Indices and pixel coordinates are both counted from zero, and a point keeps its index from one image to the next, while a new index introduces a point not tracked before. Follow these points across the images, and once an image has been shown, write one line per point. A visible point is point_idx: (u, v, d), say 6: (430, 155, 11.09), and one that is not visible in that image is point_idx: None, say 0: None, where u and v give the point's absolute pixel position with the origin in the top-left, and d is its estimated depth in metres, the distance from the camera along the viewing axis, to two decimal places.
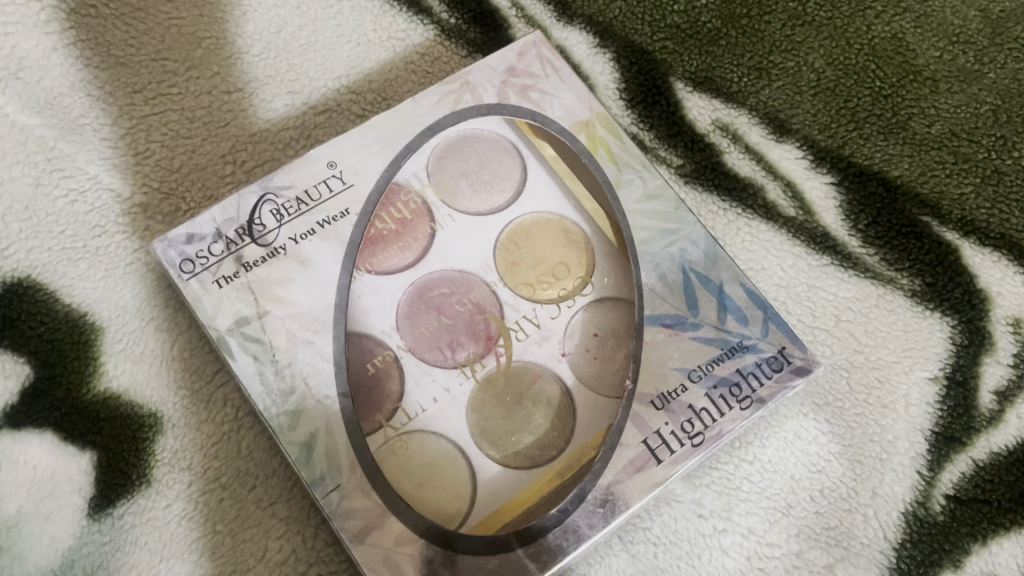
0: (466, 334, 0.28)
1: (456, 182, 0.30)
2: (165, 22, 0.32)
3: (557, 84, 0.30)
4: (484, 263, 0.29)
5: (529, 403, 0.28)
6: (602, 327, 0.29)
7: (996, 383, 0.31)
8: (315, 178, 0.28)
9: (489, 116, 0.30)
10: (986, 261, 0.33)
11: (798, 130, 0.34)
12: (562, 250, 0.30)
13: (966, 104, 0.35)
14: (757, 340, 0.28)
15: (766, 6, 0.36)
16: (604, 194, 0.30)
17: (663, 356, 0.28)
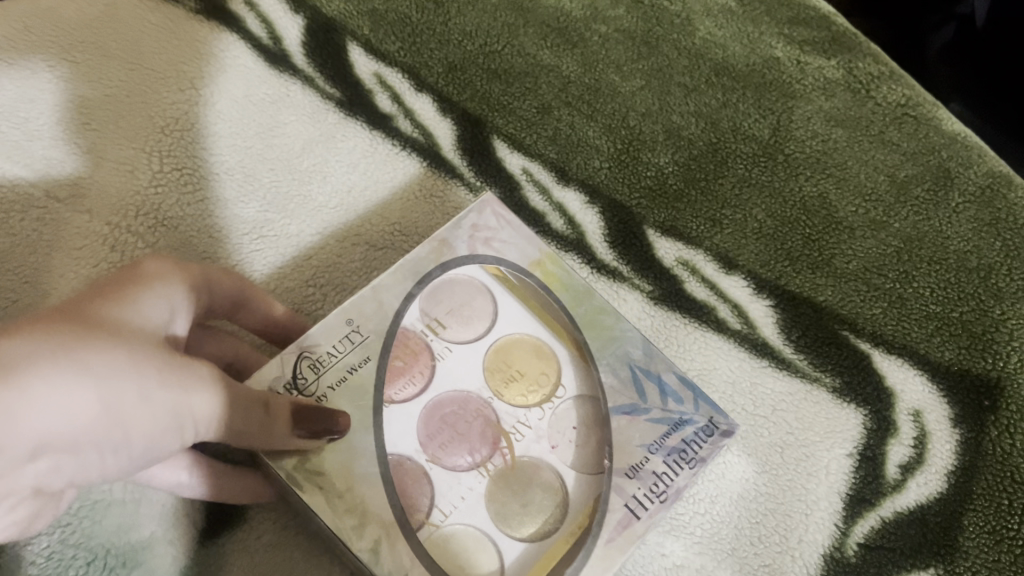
0: (477, 440, 0.36)
1: (446, 319, 0.38)
2: (268, 185, 0.44)
3: (510, 236, 0.39)
4: (480, 383, 0.37)
5: (531, 489, 0.36)
6: (578, 421, 0.38)
7: (900, 459, 0.39)
8: (340, 332, 0.35)
9: (462, 264, 0.39)
10: (893, 365, 0.42)
11: (743, 265, 0.44)
12: (536, 364, 0.38)
13: (876, 246, 0.45)
14: (694, 417, 0.38)
15: (720, 173, 0.47)
16: (564, 315, 0.39)
17: (628, 435, 0.37)
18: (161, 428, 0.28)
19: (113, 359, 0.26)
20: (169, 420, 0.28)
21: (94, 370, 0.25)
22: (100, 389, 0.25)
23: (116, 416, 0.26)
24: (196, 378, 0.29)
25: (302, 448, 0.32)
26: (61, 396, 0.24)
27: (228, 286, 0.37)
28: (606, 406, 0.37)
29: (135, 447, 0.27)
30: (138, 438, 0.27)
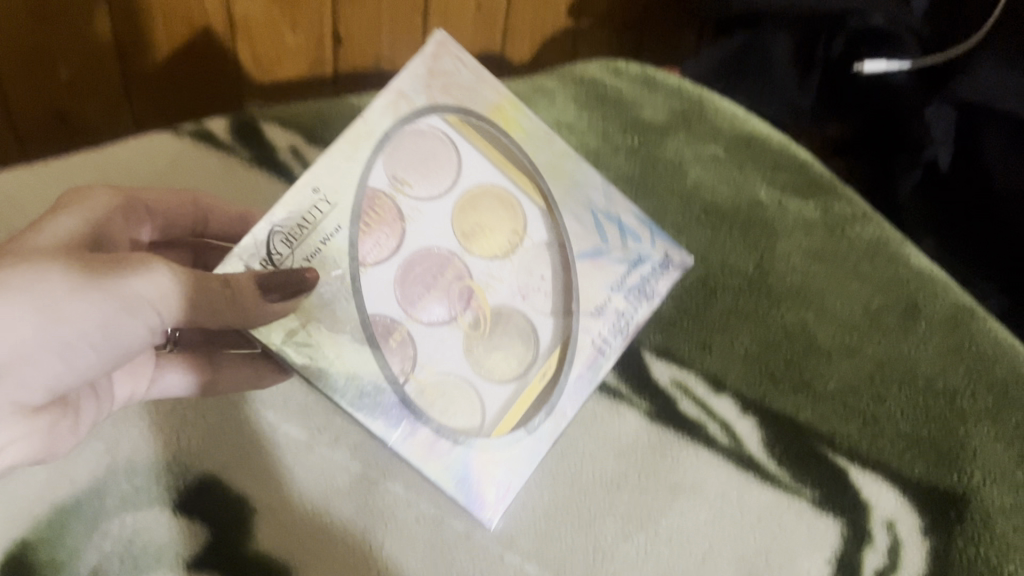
0: (453, 301, 0.43)
1: (410, 176, 0.43)
2: None
3: (466, 80, 0.45)
4: (450, 243, 0.43)
5: (508, 333, 0.45)
6: (545, 272, 0.47)
7: (874, 566, 0.45)
8: (309, 198, 0.39)
9: (421, 114, 0.43)
10: (869, 481, 0.47)
11: (730, 387, 0.50)
12: (497, 213, 0.45)
13: (853, 370, 0.50)
14: (655, 252, 0.50)
15: (709, 304, 0.53)
16: (526, 166, 0.47)
17: (594, 280, 0.48)
18: (104, 319, 0.36)
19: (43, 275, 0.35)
20: (108, 309, 0.36)
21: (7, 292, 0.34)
22: (32, 305, 0.34)
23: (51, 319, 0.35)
24: (138, 280, 0.36)
25: (275, 307, 0.37)
26: None
27: (179, 205, 0.47)
28: (570, 245, 0.48)
29: (75, 332, 0.35)
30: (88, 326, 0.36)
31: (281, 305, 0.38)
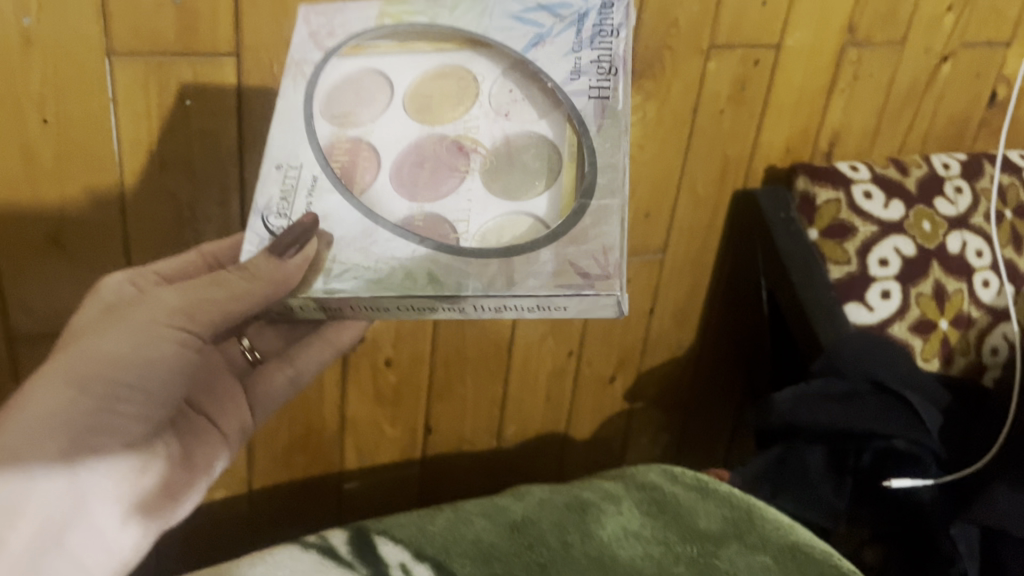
0: (447, 158, 0.51)
1: (352, 109, 0.52)
2: None
3: (337, 23, 0.54)
4: (413, 127, 0.52)
5: (519, 151, 0.52)
6: (512, 88, 0.53)
7: None
8: (276, 174, 0.49)
9: (324, 65, 0.53)
10: None
11: None
12: (443, 80, 0.53)
13: None
14: (590, 3, 0.55)
15: None
16: (428, 33, 0.54)
17: (553, 53, 0.53)
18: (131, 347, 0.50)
19: (83, 348, 0.50)
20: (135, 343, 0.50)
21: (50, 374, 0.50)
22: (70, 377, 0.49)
23: (87, 373, 0.49)
24: (146, 313, 0.51)
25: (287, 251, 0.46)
26: (43, 401, 0.49)
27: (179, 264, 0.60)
28: (513, 53, 0.53)
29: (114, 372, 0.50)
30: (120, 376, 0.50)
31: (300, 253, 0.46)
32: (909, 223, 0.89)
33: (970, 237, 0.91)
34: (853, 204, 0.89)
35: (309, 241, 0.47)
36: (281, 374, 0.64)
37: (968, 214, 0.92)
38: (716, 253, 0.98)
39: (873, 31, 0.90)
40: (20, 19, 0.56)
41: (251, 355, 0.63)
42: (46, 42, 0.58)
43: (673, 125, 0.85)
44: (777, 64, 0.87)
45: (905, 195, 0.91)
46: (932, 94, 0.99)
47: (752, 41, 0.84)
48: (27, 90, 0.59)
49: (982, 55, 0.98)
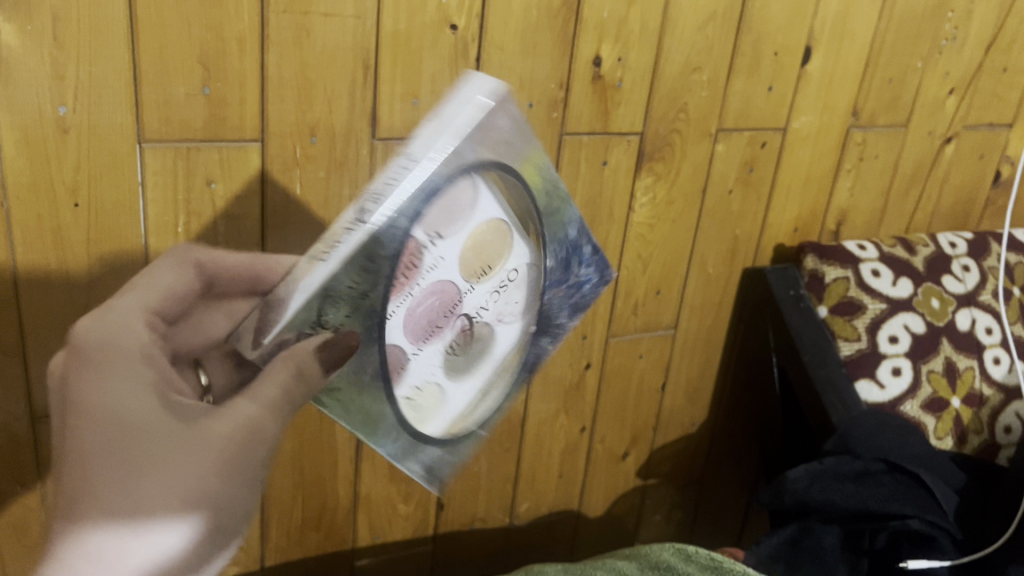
0: (449, 330, 0.54)
1: (438, 211, 0.49)
2: None
3: (504, 135, 0.50)
4: (458, 280, 0.52)
5: (481, 345, 0.57)
6: (521, 298, 0.57)
7: None
8: (359, 266, 0.47)
9: (466, 151, 0.48)
10: None
11: None
12: (500, 245, 0.54)
13: None
14: (588, 270, 0.60)
15: None
16: (517, 196, 0.54)
17: (552, 301, 0.58)
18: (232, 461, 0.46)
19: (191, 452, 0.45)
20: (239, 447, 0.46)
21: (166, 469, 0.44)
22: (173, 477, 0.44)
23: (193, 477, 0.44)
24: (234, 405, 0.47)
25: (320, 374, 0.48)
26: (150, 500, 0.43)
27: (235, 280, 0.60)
28: (538, 274, 0.56)
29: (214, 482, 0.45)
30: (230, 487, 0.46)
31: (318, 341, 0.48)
32: (917, 300, 0.90)
33: (979, 315, 0.92)
34: (861, 282, 0.90)
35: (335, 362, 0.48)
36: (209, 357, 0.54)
37: (975, 292, 0.93)
38: (725, 330, 0.98)
39: (876, 114, 0.93)
40: (57, 107, 0.59)
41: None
42: (81, 129, 0.60)
43: (683, 205, 0.87)
44: (784, 147, 0.90)
45: (913, 273, 0.92)
46: (937, 175, 1.01)
47: (759, 124, 0.87)
48: (61, 175, 0.61)
49: (984, 137, 1.01)
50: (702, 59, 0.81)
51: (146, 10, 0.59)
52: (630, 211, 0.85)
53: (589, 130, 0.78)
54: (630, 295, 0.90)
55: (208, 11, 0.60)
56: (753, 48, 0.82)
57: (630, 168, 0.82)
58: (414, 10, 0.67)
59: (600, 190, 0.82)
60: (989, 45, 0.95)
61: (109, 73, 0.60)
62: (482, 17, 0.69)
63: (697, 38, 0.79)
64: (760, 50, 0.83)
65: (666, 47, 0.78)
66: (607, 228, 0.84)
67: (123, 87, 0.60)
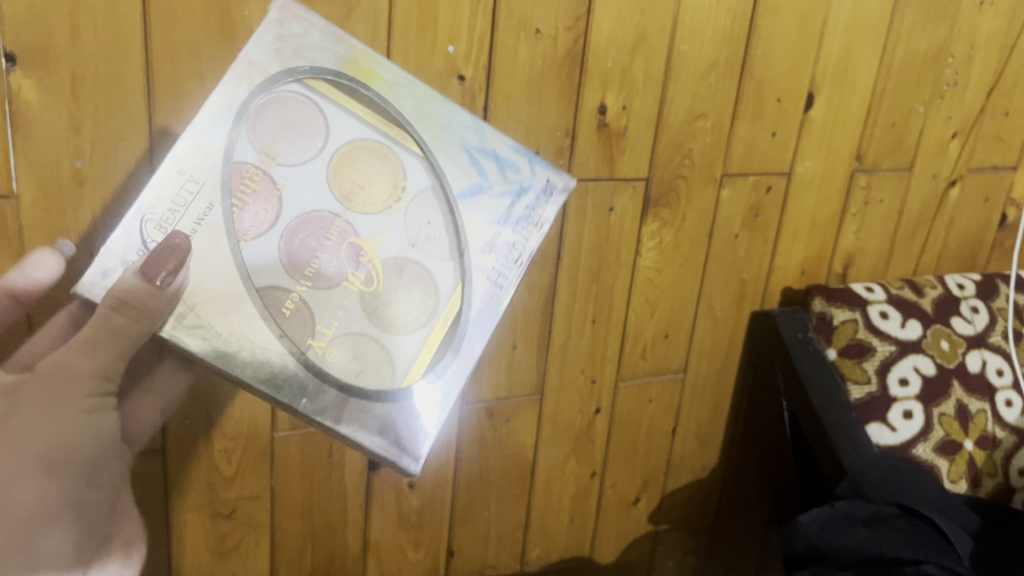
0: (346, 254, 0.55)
1: (277, 141, 0.54)
2: None
3: (312, 42, 0.55)
4: (334, 207, 0.55)
5: (405, 279, 0.57)
6: (431, 219, 0.58)
7: None
8: (175, 183, 0.51)
9: (276, 79, 0.54)
10: None
11: None
12: (370, 172, 0.57)
13: None
14: (535, 181, 0.62)
15: None
16: (381, 112, 0.58)
17: (479, 215, 0.59)
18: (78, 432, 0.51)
19: None
20: (99, 451, 0.53)
21: (40, 485, 0.50)
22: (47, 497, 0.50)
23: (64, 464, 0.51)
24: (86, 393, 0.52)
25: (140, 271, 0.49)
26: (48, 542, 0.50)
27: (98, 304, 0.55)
28: (447, 190, 0.59)
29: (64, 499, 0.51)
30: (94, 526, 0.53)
31: (179, 283, 0.50)
32: (927, 342, 0.90)
33: (990, 356, 0.92)
34: (869, 324, 0.90)
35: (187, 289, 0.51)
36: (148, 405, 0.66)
37: (985, 333, 0.93)
38: (735, 375, 0.99)
39: (880, 158, 0.94)
40: (75, 160, 0.61)
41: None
42: (96, 181, 0.62)
43: (690, 249, 0.88)
44: (789, 191, 0.91)
45: (922, 315, 0.92)
46: (943, 218, 1.01)
47: (764, 169, 0.88)
48: (77, 226, 0.62)
49: (989, 180, 1.02)
50: (705, 105, 0.82)
51: (163, 67, 0.61)
52: (637, 256, 0.86)
53: (595, 176, 0.79)
54: (638, 339, 0.90)
55: (221, 66, 0.62)
56: (756, 95, 0.84)
57: (637, 214, 0.83)
58: (423, 61, 0.68)
59: (606, 235, 0.83)
60: (991, 88, 0.96)
61: (126, 126, 0.61)
62: (489, 67, 0.71)
63: (700, 85, 0.81)
64: (764, 96, 0.84)
65: (670, 94, 0.80)
66: (615, 272, 0.85)
67: (138, 139, 0.62)
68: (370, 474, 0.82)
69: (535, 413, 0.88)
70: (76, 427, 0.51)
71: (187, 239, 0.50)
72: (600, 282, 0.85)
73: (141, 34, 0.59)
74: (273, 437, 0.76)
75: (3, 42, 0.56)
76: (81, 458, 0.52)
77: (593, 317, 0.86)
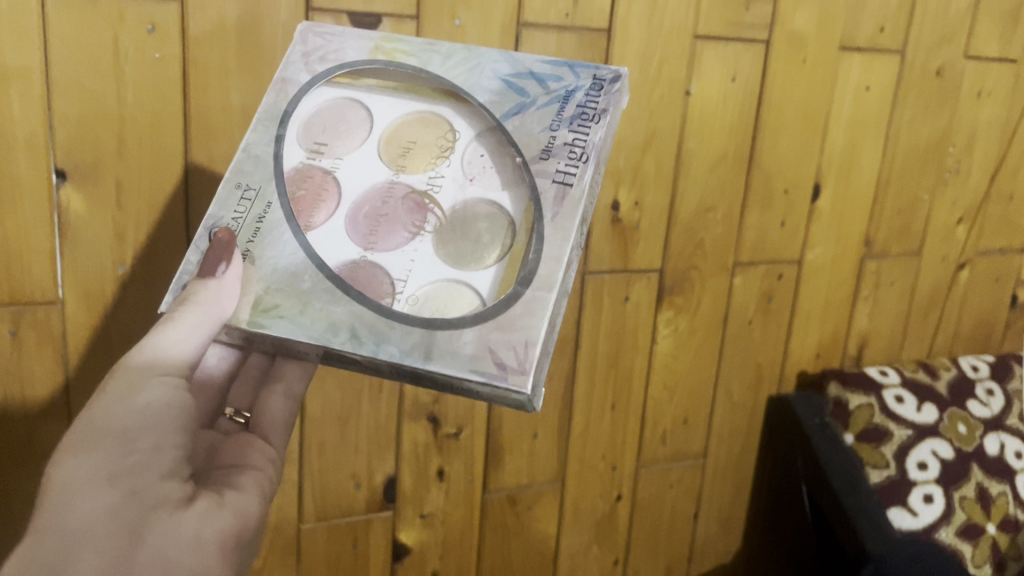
0: (406, 213, 0.51)
1: (327, 139, 0.53)
2: None
3: (334, 46, 0.54)
4: (389, 176, 0.52)
5: (469, 220, 0.51)
6: (484, 152, 0.53)
7: None
8: (234, 195, 0.50)
9: (309, 85, 0.53)
10: None
11: None
12: (425, 132, 0.53)
13: None
14: (581, 81, 0.53)
15: None
16: (417, 75, 0.54)
17: (529, 127, 0.52)
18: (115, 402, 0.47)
19: None
20: (153, 421, 0.47)
21: (73, 460, 0.45)
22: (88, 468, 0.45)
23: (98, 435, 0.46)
24: (130, 372, 0.48)
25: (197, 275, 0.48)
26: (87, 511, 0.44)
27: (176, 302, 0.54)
28: (492, 119, 0.52)
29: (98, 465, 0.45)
30: (146, 488, 0.46)
31: (236, 272, 0.48)
32: (944, 425, 0.91)
33: (1008, 439, 0.92)
34: (885, 409, 0.91)
35: (253, 280, 0.48)
36: (275, 395, 0.60)
37: (1002, 416, 0.94)
38: (755, 460, 0.99)
39: (889, 243, 0.96)
40: (118, 266, 0.64)
41: (234, 417, 0.60)
42: (138, 286, 0.65)
43: (705, 335, 0.90)
44: (801, 278, 0.93)
45: (937, 398, 0.93)
46: (954, 300, 1.03)
47: (775, 257, 0.91)
48: (118, 331, 0.66)
49: (996, 262, 1.04)
50: (715, 198, 0.85)
51: (201, 178, 0.65)
52: (653, 343, 0.88)
53: (611, 267, 0.82)
54: (657, 425, 0.91)
55: None
56: (764, 188, 0.87)
57: (652, 302, 0.86)
58: None
59: (622, 324, 0.85)
60: (994, 173, 0.99)
61: (166, 234, 0.65)
62: None
63: (709, 179, 0.84)
64: (773, 188, 0.87)
65: (680, 188, 0.83)
66: (632, 359, 0.87)
67: (177, 246, 0.65)
68: (395, 563, 0.83)
69: (557, 501, 0.89)
70: (117, 398, 0.47)
71: (230, 232, 0.49)
72: (618, 369, 0.87)
73: (182, 149, 0.64)
74: (300, 528, 0.78)
75: (56, 160, 0.60)
76: (127, 426, 0.47)
77: (612, 404, 0.88)
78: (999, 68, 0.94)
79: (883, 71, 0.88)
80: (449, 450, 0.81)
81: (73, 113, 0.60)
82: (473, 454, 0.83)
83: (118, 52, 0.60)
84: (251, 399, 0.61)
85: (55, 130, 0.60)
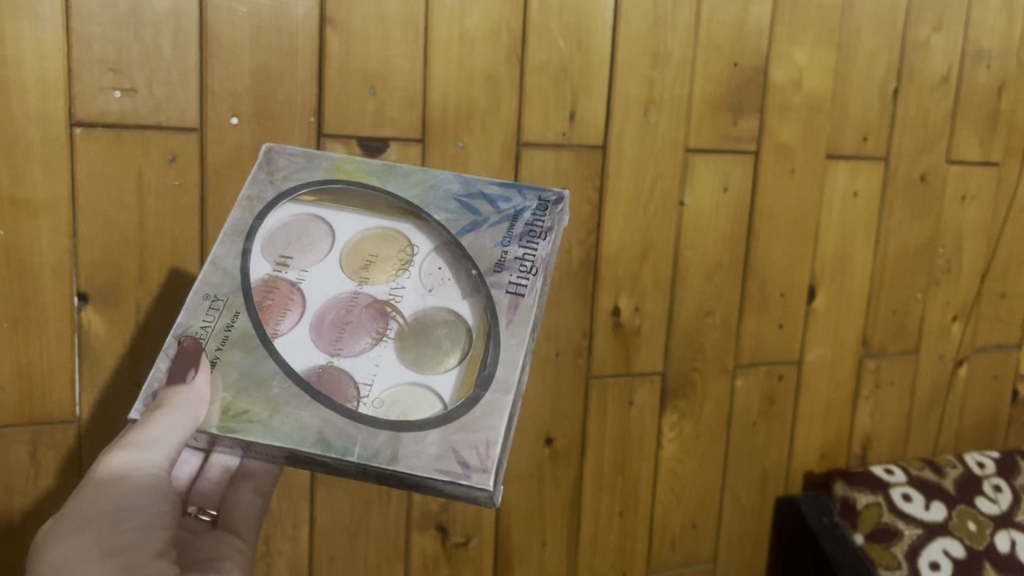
0: (370, 321, 0.52)
1: (292, 250, 0.54)
2: None
3: (298, 165, 0.57)
4: (350, 285, 0.53)
5: (433, 329, 0.52)
6: (441, 263, 0.55)
7: None
8: (202, 307, 0.50)
9: (272, 203, 0.55)
10: None
11: None
12: (382, 246, 0.55)
13: None
14: (528, 202, 0.58)
15: None
16: (374, 196, 0.56)
17: (482, 243, 0.55)
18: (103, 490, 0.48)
19: None
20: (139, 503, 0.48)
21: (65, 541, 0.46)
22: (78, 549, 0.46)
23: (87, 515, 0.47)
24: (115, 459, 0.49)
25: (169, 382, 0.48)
26: None
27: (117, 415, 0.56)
28: (447, 233, 0.55)
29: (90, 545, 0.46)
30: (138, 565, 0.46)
31: (207, 378, 0.48)
32: (953, 523, 0.91)
33: (1018, 535, 0.92)
34: (894, 507, 0.91)
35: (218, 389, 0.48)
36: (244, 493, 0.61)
37: (1010, 512, 0.93)
38: (763, 560, 0.98)
39: (886, 343, 0.98)
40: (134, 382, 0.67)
41: (199, 515, 0.59)
42: None
43: (709, 439, 0.91)
44: (801, 378, 0.94)
45: (945, 496, 0.93)
46: (955, 398, 1.04)
47: (775, 358, 0.92)
48: None
49: (994, 359, 1.05)
50: (713, 304, 0.87)
51: None
52: (659, 448, 0.88)
53: (613, 372, 0.84)
54: (665, 531, 0.91)
55: None
56: (760, 292, 0.89)
57: (655, 408, 0.87)
58: None
59: (627, 430, 0.86)
60: (984, 273, 1.02)
61: None
62: None
63: (706, 286, 0.87)
64: (768, 293, 0.90)
65: (679, 294, 0.85)
66: (638, 464, 0.88)
67: None
68: None
69: None
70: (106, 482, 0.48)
71: (195, 340, 0.49)
72: (624, 474, 0.87)
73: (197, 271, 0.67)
74: None
75: (78, 284, 0.64)
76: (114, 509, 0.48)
77: (620, 509, 0.88)
78: (980, 172, 0.98)
79: (868, 178, 0.92)
80: (458, 560, 0.81)
81: (96, 239, 0.64)
82: (481, 565, 0.82)
83: (141, 184, 0.64)
84: (218, 498, 0.61)
85: (79, 256, 0.64)
